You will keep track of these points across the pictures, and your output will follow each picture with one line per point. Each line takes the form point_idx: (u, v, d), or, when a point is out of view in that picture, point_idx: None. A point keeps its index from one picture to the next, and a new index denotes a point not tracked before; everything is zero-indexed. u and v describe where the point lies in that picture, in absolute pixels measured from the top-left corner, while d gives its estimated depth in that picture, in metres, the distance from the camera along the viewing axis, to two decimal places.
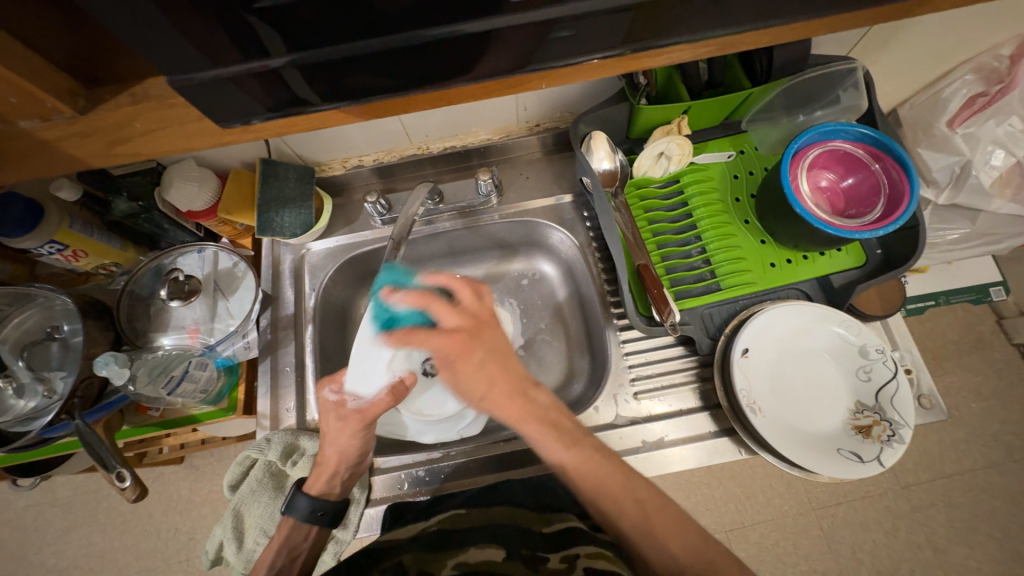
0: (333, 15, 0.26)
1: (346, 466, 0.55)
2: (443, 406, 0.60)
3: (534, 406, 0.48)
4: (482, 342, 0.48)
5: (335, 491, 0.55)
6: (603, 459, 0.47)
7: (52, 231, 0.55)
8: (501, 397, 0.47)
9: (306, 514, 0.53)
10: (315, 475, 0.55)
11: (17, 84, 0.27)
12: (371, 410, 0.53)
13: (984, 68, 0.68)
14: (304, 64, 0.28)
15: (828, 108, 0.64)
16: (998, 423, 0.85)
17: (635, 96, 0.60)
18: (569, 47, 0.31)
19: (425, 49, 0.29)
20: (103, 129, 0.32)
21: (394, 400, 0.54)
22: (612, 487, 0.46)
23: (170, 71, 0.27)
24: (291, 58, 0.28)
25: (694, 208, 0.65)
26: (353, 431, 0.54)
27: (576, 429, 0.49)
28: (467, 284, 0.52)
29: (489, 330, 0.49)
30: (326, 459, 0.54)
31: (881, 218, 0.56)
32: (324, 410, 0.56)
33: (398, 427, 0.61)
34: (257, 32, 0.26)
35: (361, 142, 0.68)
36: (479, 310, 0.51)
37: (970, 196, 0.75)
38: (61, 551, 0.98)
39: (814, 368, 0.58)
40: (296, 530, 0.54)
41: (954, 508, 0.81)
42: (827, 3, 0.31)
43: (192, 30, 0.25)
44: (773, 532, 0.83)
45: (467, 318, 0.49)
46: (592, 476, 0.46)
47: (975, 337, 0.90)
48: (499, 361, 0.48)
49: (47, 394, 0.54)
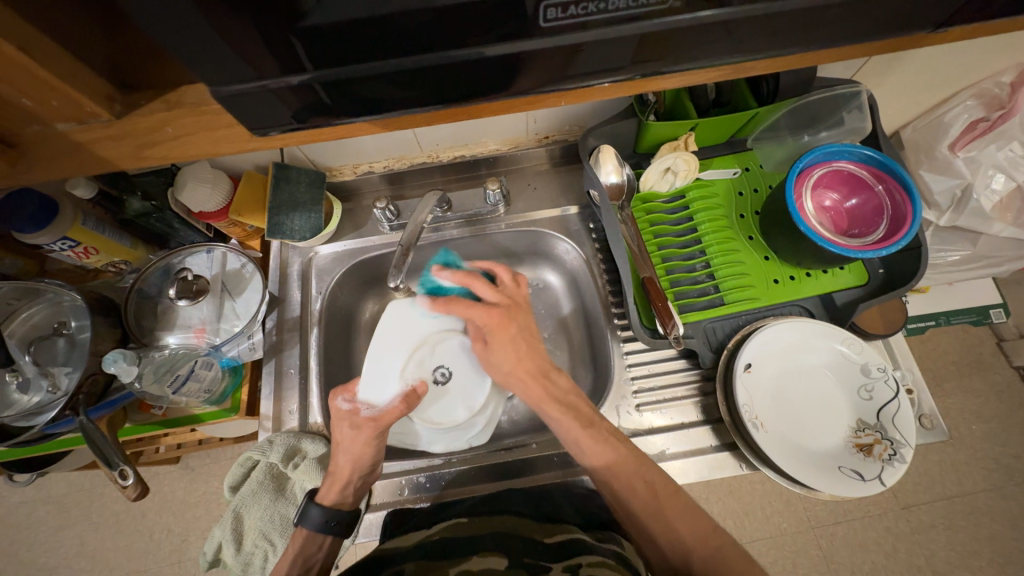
0: (361, 38, 0.27)
1: (359, 475, 0.55)
2: (454, 413, 0.63)
3: (555, 388, 0.54)
4: (517, 322, 0.57)
5: (348, 501, 0.55)
6: (624, 451, 0.50)
7: (66, 228, 0.56)
8: (526, 375, 0.55)
9: (319, 524, 0.52)
10: (326, 485, 0.54)
11: (56, 88, 0.28)
12: (387, 415, 0.55)
13: (985, 95, 0.70)
14: (329, 80, 0.29)
15: (832, 129, 0.66)
16: (998, 445, 0.85)
17: (643, 113, 0.62)
18: (586, 70, 0.32)
19: (446, 69, 0.30)
20: (134, 132, 0.33)
21: (409, 406, 0.56)
22: (627, 468, 0.49)
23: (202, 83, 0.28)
24: (317, 74, 0.29)
25: (699, 223, 0.66)
26: (367, 439, 0.54)
27: (593, 415, 0.53)
28: (510, 272, 0.60)
29: (524, 313, 0.58)
30: (340, 470, 0.54)
31: (883, 238, 0.57)
32: (336, 419, 0.56)
33: (409, 436, 0.63)
34: (288, 51, 0.27)
35: (373, 149, 0.69)
36: (516, 294, 0.59)
37: (971, 219, 0.76)
38: (52, 550, 0.97)
39: (816, 384, 0.59)
40: (309, 542, 0.53)
41: (954, 530, 0.81)
42: (837, 35, 0.32)
43: (226, 46, 0.26)
44: (772, 550, 0.82)
45: (503, 299, 0.58)
46: (609, 456, 0.50)
47: (976, 358, 0.91)
48: (528, 342, 0.57)
49: (52, 390, 0.54)
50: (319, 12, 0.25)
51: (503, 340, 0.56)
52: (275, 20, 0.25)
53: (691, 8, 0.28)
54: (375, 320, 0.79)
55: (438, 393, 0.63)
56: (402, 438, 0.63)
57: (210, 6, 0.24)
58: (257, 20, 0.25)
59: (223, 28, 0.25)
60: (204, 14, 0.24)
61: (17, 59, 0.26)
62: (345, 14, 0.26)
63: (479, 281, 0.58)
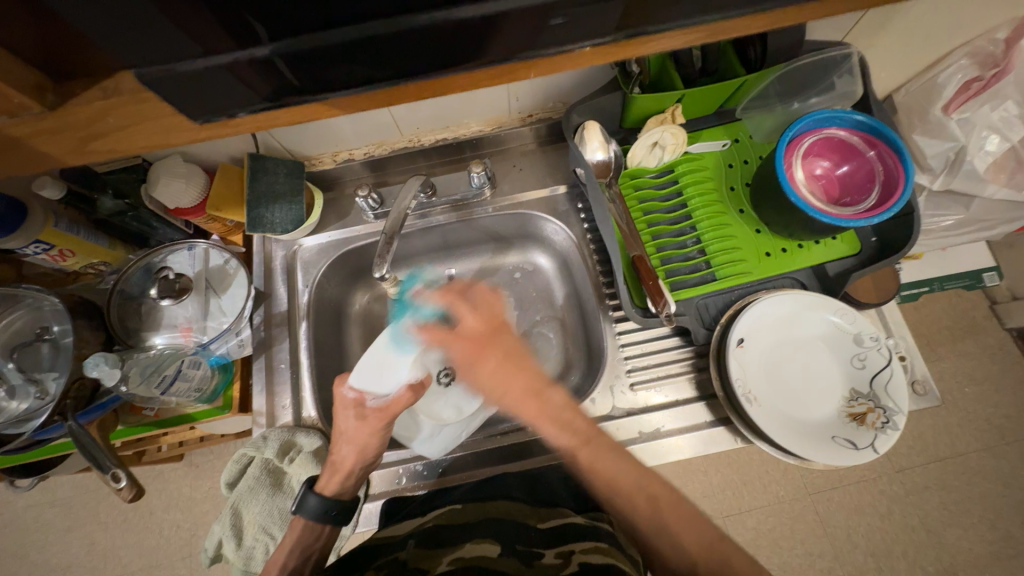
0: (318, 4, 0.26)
1: (361, 465, 0.54)
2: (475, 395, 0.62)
3: (547, 406, 0.53)
4: (495, 346, 0.57)
5: (348, 491, 0.54)
6: (610, 451, 0.50)
7: (38, 231, 0.54)
8: (518, 394, 0.54)
9: (318, 513, 0.52)
10: (326, 475, 0.54)
11: None
12: (393, 406, 0.53)
13: (979, 53, 0.68)
14: (289, 53, 0.28)
15: (823, 95, 0.64)
16: (990, 406, 0.86)
17: (628, 85, 0.59)
18: (561, 34, 0.31)
19: (408, 36, 0.28)
20: (76, 124, 0.31)
21: (416, 395, 0.54)
22: (624, 482, 0.49)
23: (144, 62, 0.26)
24: (275, 46, 0.27)
25: (689, 198, 0.65)
26: (375, 428, 0.53)
27: (589, 425, 0.52)
28: (485, 292, 0.61)
29: (503, 336, 0.57)
30: (342, 461, 0.53)
31: (876, 206, 0.55)
32: (341, 408, 0.54)
33: (446, 439, 0.59)
34: (234, 19, 0.26)
35: (352, 135, 0.67)
36: (489, 318, 0.59)
37: (964, 181, 0.75)
38: (63, 551, 0.98)
39: (808, 355, 0.59)
40: (308, 531, 0.53)
41: (947, 490, 0.82)
42: None
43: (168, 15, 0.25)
44: (770, 517, 0.84)
45: (481, 324, 0.59)
46: (601, 470, 0.49)
47: (969, 322, 0.91)
48: (515, 359, 0.56)
49: (40, 396, 0.53)
50: None
51: (487, 366, 0.55)
52: None
53: None
54: (366, 310, 0.78)
55: (451, 391, 0.62)
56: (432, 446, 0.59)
57: None
58: None
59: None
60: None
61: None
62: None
63: (460, 303, 0.59)
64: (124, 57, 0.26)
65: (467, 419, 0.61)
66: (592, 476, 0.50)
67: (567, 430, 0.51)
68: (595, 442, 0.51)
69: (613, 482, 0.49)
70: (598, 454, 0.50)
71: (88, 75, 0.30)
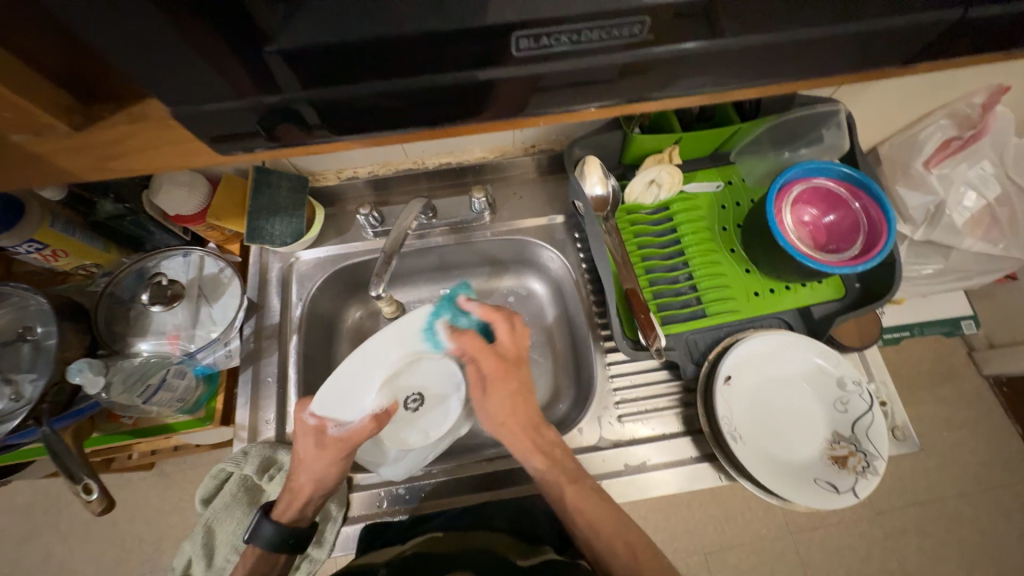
0: (348, 60, 0.28)
1: (320, 494, 0.53)
2: (443, 421, 0.59)
3: (544, 442, 0.55)
4: (518, 378, 0.58)
5: (304, 517, 0.53)
6: (594, 494, 0.52)
7: (32, 230, 0.54)
8: (519, 427, 0.56)
9: (272, 542, 0.51)
10: (285, 501, 0.53)
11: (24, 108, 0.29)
12: (355, 436, 0.52)
13: (957, 115, 0.72)
14: (318, 100, 0.30)
15: (812, 146, 0.67)
16: (968, 453, 0.88)
17: (629, 126, 0.62)
18: (568, 97, 0.33)
19: (429, 91, 0.30)
20: (96, 144, 0.34)
21: (377, 426, 0.52)
22: (607, 529, 0.50)
23: (175, 98, 0.28)
24: (304, 93, 0.29)
25: (682, 235, 0.67)
26: (334, 457, 0.52)
27: (577, 467, 0.54)
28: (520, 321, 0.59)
29: (526, 369, 0.58)
30: (300, 488, 0.52)
31: (860, 255, 0.58)
32: (301, 434, 0.52)
33: (411, 463, 0.57)
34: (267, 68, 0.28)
35: (359, 155, 0.69)
36: (519, 349, 0.59)
37: (943, 233, 0.78)
38: (16, 560, 0.93)
39: (793, 396, 0.60)
40: (264, 559, 0.51)
41: (926, 536, 0.83)
42: (806, 68, 0.33)
43: (207, 57, 0.26)
44: (751, 556, 0.83)
45: (512, 351, 0.58)
46: (586, 510, 0.51)
47: (948, 367, 0.94)
48: (524, 395, 0.58)
49: (15, 398, 0.51)
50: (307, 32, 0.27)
51: (503, 393, 0.57)
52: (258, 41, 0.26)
53: (667, 39, 0.30)
54: (358, 325, 0.78)
55: (419, 417, 0.58)
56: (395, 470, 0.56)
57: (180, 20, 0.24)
58: None
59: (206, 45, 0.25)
60: (185, 30, 0.25)
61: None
62: (333, 36, 0.27)
63: (504, 323, 0.57)
64: (156, 93, 0.28)
65: (434, 442, 0.58)
66: (576, 517, 0.51)
67: (556, 467, 0.53)
68: (582, 483, 0.52)
69: (595, 526, 0.50)
70: (582, 491, 0.52)
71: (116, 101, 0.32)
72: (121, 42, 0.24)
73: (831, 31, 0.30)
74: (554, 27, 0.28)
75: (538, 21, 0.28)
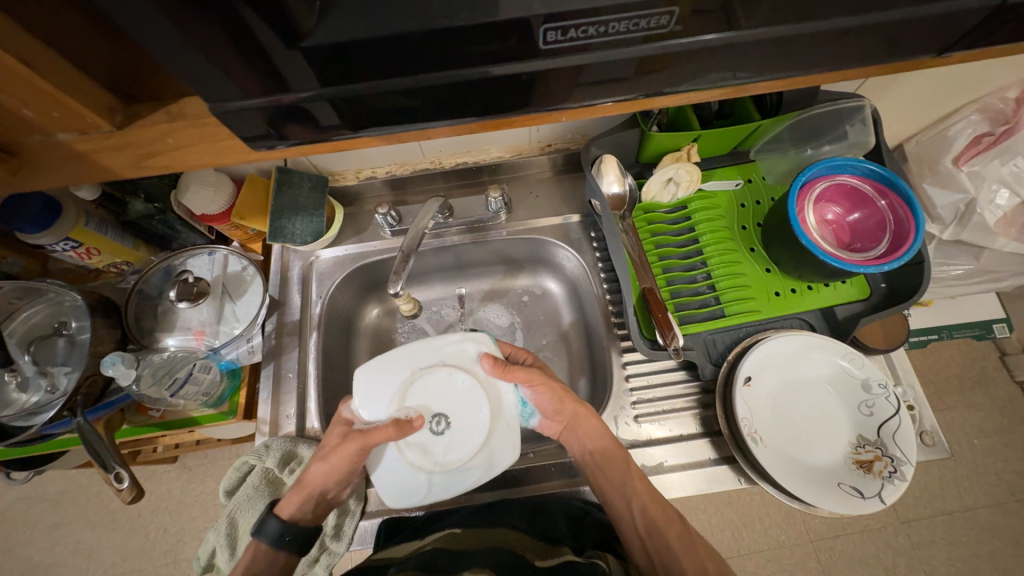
0: (376, 58, 0.29)
1: (326, 491, 0.53)
2: (472, 400, 0.55)
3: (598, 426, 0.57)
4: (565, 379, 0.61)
5: (306, 516, 0.53)
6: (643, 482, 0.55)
7: (68, 229, 0.56)
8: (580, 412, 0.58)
9: (275, 537, 0.51)
10: (289, 494, 0.53)
11: (65, 103, 0.31)
12: (381, 436, 0.51)
13: (989, 109, 0.69)
14: (338, 96, 0.30)
15: (835, 143, 0.66)
16: (1000, 461, 0.84)
17: (646, 124, 0.62)
18: (592, 91, 0.33)
19: (449, 87, 0.31)
20: (131, 144, 0.35)
21: (401, 433, 0.51)
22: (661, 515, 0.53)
23: (212, 98, 0.29)
24: (326, 91, 0.30)
25: (701, 234, 0.66)
26: (348, 452, 0.51)
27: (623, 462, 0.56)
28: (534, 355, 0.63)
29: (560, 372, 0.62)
30: (308, 480, 0.53)
31: (886, 254, 0.56)
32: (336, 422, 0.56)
33: (502, 450, 0.54)
34: (298, 70, 0.28)
35: (377, 155, 0.70)
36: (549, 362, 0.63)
37: (973, 233, 0.76)
38: (47, 548, 0.97)
39: (816, 398, 0.58)
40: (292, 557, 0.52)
41: (955, 546, 0.80)
42: (832, 60, 0.33)
43: (240, 58, 0.27)
44: (770, 562, 0.82)
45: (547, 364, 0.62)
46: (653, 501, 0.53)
47: (978, 372, 0.91)
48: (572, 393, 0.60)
49: (51, 390, 0.54)
50: (331, 32, 0.27)
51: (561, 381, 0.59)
52: (289, 39, 0.27)
53: (691, 32, 0.29)
54: (376, 324, 0.79)
55: (456, 428, 0.55)
56: (505, 457, 0.54)
57: (219, 22, 0.25)
58: (261, 39, 0.26)
59: (243, 45, 0.26)
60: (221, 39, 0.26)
61: (21, 72, 0.28)
62: (355, 34, 0.27)
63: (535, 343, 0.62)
64: (196, 92, 0.29)
65: (492, 420, 0.55)
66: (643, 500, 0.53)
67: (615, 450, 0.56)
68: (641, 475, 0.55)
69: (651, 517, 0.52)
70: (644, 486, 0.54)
71: (156, 99, 0.35)
72: (162, 42, 0.25)
73: (862, 20, 0.30)
74: (581, 20, 0.28)
75: (565, 14, 0.27)
